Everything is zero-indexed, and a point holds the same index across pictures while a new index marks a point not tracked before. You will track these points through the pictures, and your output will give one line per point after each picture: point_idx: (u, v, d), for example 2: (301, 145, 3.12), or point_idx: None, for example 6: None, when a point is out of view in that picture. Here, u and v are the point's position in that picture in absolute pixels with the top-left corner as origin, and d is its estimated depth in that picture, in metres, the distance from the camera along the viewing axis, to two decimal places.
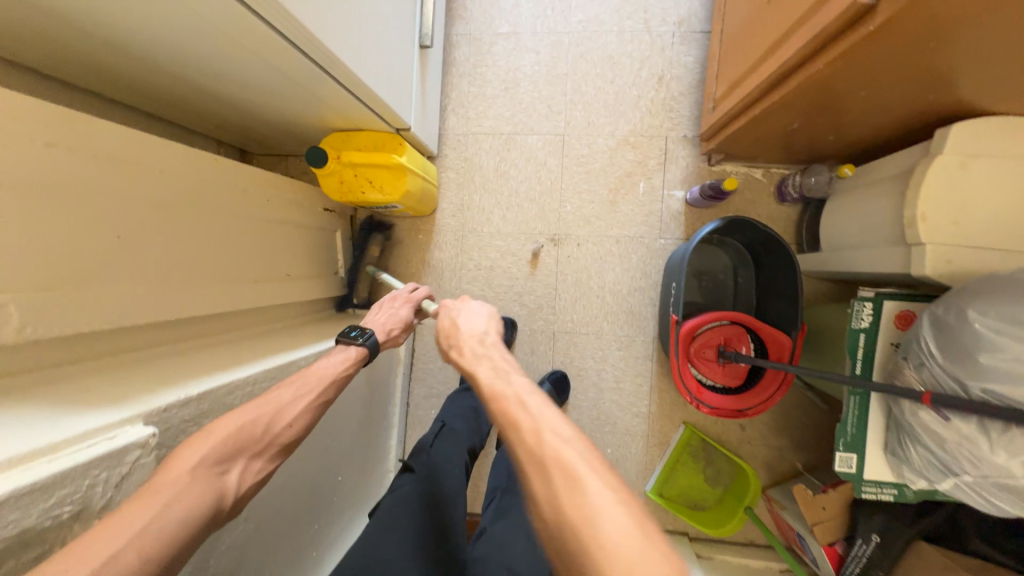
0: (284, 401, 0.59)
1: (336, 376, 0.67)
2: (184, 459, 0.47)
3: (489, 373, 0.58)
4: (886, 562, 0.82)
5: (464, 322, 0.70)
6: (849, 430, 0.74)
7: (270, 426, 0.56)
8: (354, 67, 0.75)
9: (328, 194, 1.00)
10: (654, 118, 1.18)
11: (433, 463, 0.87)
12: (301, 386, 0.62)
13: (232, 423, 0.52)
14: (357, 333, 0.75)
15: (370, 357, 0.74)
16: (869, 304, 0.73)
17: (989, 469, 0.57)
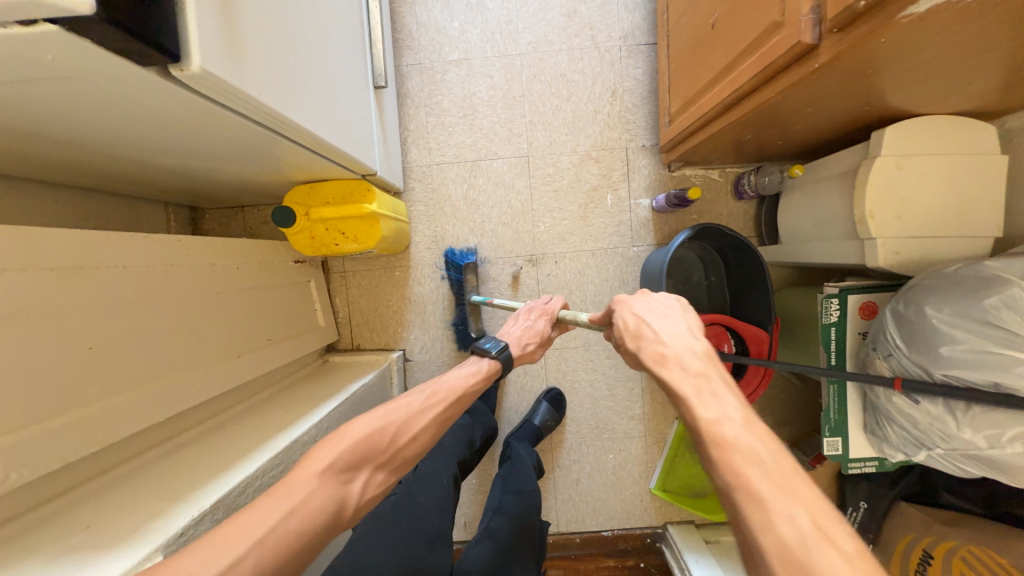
0: (410, 411, 0.64)
1: (468, 387, 0.73)
2: (315, 462, 0.54)
3: (704, 399, 0.46)
4: (875, 524, 0.92)
5: (653, 323, 0.57)
6: (832, 416, 0.82)
7: (396, 439, 0.61)
8: (321, 132, 0.73)
9: (299, 250, 0.96)
10: (613, 131, 1.22)
11: (421, 479, 0.80)
12: (433, 394, 0.68)
13: (364, 433, 0.58)
14: (491, 346, 0.80)
15: (500, 371, 0.79)
16: (836, 300, 0.79)
17: (958, 443, 0.64)
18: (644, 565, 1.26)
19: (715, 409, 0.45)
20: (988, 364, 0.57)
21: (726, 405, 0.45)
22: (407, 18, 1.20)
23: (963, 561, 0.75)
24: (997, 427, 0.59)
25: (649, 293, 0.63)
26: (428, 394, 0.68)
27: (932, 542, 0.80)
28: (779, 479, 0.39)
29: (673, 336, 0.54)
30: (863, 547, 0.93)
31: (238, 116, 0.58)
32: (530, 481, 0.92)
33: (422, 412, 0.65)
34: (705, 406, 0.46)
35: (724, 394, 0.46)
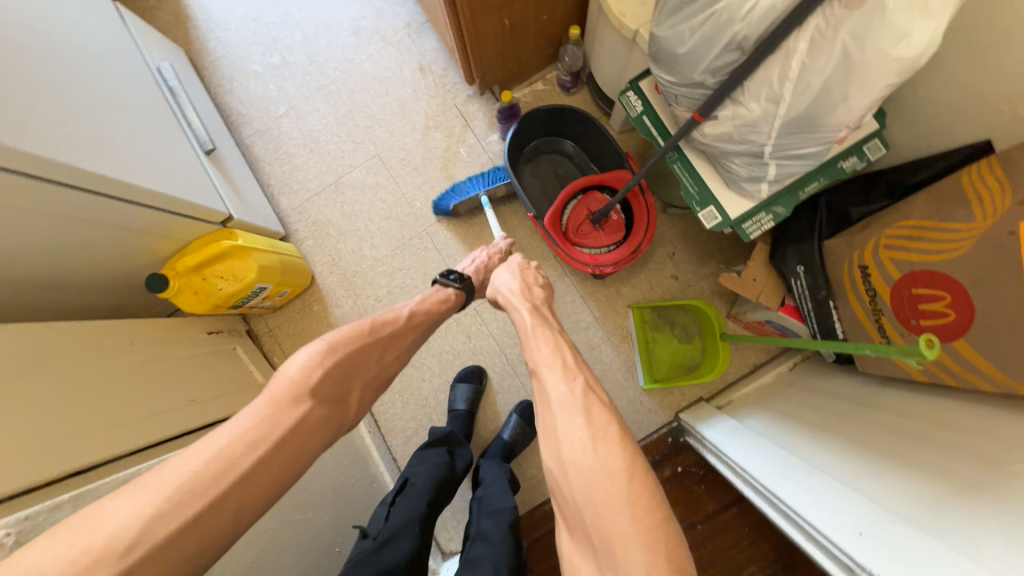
0: (392, 327, 0.72)
1: (434, 316, 0.80)
2: (298, 367, 0.59)
3: (544, 348, 0.62)
4: (820, 281, 0.84)
5: (507, 280, 0.79)
6: (693, 190, 0.80)
7: (379, 351, 0.69)
8: (123, 176, 0.82)
9: (191, 311, 1.03)
10: (437, 97, 1.32)
11: (397, 525, 0.79)
12: (410, 321, 0.75)
13: (350, 336, 0.66)
14: (453, 277, 0.86)
15: (463, 298, 0.86)
16: (631, 92, 0.82)
17: (765, 126, 0.63)
18: (681, 469, 1.15)
19: (560, 388, 0.56)
20: (712, 36, 0.58)
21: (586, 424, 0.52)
22: (232, 101, 1.36)
23: (888, 247, 0.71)
24: (767, 85, 0.59)
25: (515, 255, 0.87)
26: (411, 314, 0.76)
27: (860, 254, 0.75)
28: (599, 475, 0.48)
29: (544, 349, 0.62)
30: (825, 310, 0.84)
31: (30, 179, 0.69)
32: (507, 498, 0.88)
33: (403, 333, 0.74)
34: (556, 409, 0.54)
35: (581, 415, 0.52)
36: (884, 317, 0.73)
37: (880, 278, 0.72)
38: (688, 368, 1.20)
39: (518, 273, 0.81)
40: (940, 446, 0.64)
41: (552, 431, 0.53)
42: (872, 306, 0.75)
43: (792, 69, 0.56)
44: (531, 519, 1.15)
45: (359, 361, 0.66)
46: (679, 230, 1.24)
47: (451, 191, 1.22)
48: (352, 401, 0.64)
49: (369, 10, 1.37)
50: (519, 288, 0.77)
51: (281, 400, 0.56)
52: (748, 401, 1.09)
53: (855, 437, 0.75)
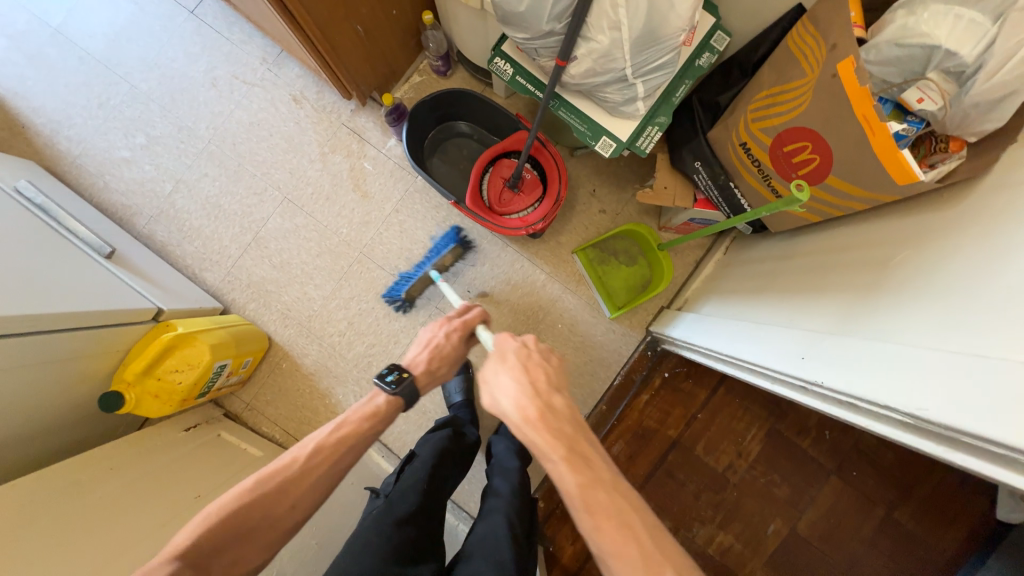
0: (286, 480, 0.62)
1: (360, 434, 0.68)
2: (174, 547, 0.56)
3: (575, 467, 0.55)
4: (717, 167, 0.94)
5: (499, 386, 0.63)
6: (583, 128, 0.86)
7: (275, 505, 0.62)
8: (29, 309, 0.78)
9: (159, 415, 1.00)
10: (322, 121, 1.30)
11: (406, 488, 0.79)
12: (320, 457, 0.65)
13: (233, 507, 0.60)
14: (390, 377, 0.73)
15: (403, 402, 0.73)
16: (498, 58, 0.86)
17: (618, 52, 0.70)
18: (667, 373, 1.28)
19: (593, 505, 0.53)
20: None
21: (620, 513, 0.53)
22: (111, 197, 1.28)
23: (756, 120, 0.80)
24: (604, 16, 0.66)
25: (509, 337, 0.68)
26: (318, 448, 0.65)
27: (738, 134, 0.85)
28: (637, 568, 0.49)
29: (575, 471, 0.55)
30: (729, 191, 0.94)
31: None
32: (514, 457, 0.92)
33: (304, 477, 0.64)
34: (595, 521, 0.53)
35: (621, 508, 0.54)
36: (772, 180, 0.84)
37: (758, 149, 0.82)
38: (643, 286, 1.30)
39: (502, 359, 0.66)
40: (839, 264, 0.77)
41: (593, 540, 0.53)
42: (761, 174, 0.85)
43: None
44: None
45: (253, 524, 0.60)
46: (591, 168, 1.31)
47: (401, 278, 1.28)
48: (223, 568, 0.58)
49: (218, 58, 1.31)
50: (518, 390, 0.61)
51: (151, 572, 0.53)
52: (700, 294, 1.20)
53: (783, 284, 0.87)
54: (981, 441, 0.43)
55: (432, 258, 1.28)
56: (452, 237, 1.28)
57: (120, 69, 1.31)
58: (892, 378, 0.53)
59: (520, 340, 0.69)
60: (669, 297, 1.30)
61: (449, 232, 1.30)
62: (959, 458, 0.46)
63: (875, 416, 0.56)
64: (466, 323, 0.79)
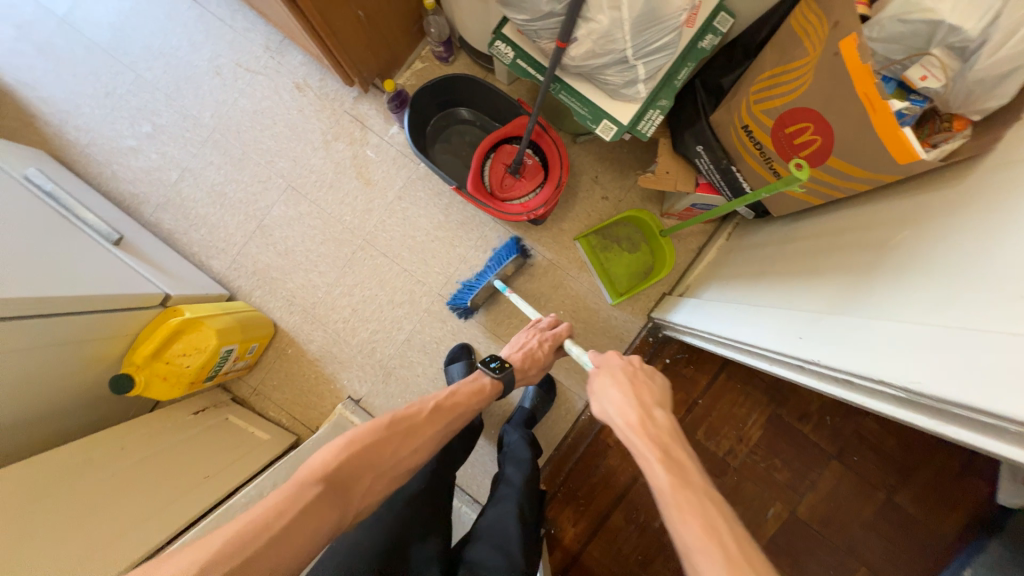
0: (412, 423, 0.70)
1: (463, 405, 0.79)
2: (318, 465, 0.60)
3: (669, 466, 0.55)
4: (719, 151, 0.93)
5: (608, 396, 0.68)
6: (584, 112, 0.86)
7: (399, 447, 0.68)
8: (35, 293, 0.79)
9: (168, 398, 1.02)
10: (325, 109, 1.30)
11: (415, 467, 0.79)
12: (438, 420, 0.74)
13: (370, 437, 0.65)
14: (495, 362, 0.86)
15: (501, 389, 0.85)
16: (498, 41, 0.85)
17: (618, 33, 0.70)
18: (669, 358, 1.28)
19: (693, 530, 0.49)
20: None
21: (698, 500, 0.52)
22: (119, 185, 1.29)
23: (758, 101, 0.80)
24: None
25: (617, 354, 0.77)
26: (435, 405, 0.74)
27: (740, 116, 0.85)
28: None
29: (669, 473, 0.54)
30: (730, 175, 0.94)
31: None
32: (526, 450, 0.93)
33: (423, 429, 0.71)
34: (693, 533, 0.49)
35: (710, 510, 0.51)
36: (774, 163, 0.83)
37: (760, 131, 0.82)
38: (646, 273, 1.30)
39: (631, 388, 0.68)
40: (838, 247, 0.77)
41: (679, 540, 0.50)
42: (763, 157, 0.85)
43: None
44: (561, 454, 1.25)
45: (376, 461, 0.65)
46: (594, 154, 1.31)
47: (464, 287, 1.25)
48: (360, 489, 0.62)
49: (221, 46, 1.31)
50: (623, 401, 0.66)
51: (301, 483, 0.58)
52: (702, 280, 1.20)
53: (783, 268, 0.88)
54: (971, 412, 0.43)
55: (494, 269, 1.24)
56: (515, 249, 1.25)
57: (125, 58, 1.32)
58: (882, 355, 0.54)
59: (643, 366, 0.74)
60: (671, 283, 1.30)
61: (512, 242, 1.28)
62: (950, 431, 0.46)
63: (870, 393, 0.56)
64: (557, 338, 0.90)
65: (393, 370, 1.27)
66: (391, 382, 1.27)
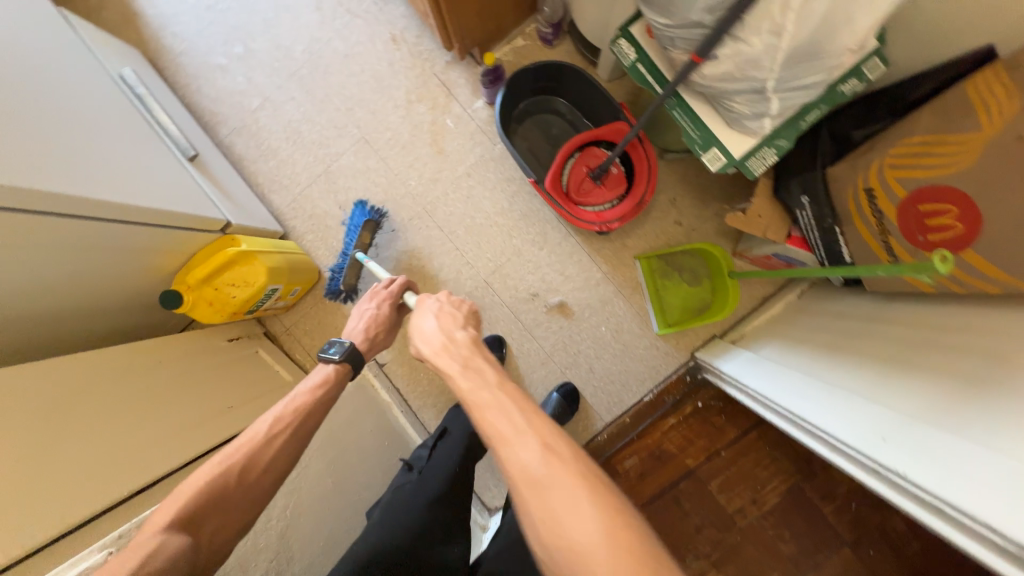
0: (255, 447, 0.64)
1: (308, 405, 0.71)
2: (150, 525, 0.53)
3: (502, 424, 0.50)
4: (826, 208, 0.85)
5: (429, 329, 0.66)
6: (695, 135, 0.80)
7: (246, 473, 0.61)
8: (104, 194, 0.80)
9: (209, 322, 1.03)
10: (415, 68, 1.27)
11: (438, 465, 0.81)
12: (279, 425, 0.67)
13: (205, 479, 0.58)
14: (333, 347, 0.80)
15: (349, 369, 0.80)
16: (622, 39, 0.79)
17: (767, 60, 0.62)
18: (701, 403, 1.22)
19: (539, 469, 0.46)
20: None
21: (523, 435, 0.49)
22: (201, 101, 1.30)
23: (896, 167, 0.71)
24: (767, 18, 0.58)
25: (433, 297, 0.73)
26: (274, 422, 0.67)
27: (866, 177, 0.76)
28: None
29: (502, 425, 0.50)
30: (831, 237, 0.86)
31: (29, 214, 0.70)
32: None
33: (270, 443, 0.65)
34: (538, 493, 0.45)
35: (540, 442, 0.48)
36: (892, 238, 0.75)
37: (887, 200, 0.73)
38: (700, 311, 1.23)
39: (443, 321, 0.67)
40: (938, 346, 0.69)
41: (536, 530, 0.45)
42: (880, 227, 0.76)
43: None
44: None
45: (230, 490, 0.60)
46: (677, 175, 1.23)
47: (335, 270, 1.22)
48: (209, 529, 0.57)
49: None
50: (444, 345, 0.62)
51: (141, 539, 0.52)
52: (760, 333, 1.13)
53: (862, 351, 0.81)
54: None
55: (350, 238, 1.20)
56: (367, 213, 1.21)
57: None
58: (967, 482, 0.49)
59: (460, 299, 0.73)
60: (724, 327, 1.23)
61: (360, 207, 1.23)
62: None
63: (957, 527, 0.49)
64: (396, 295, 0.88)
65: None
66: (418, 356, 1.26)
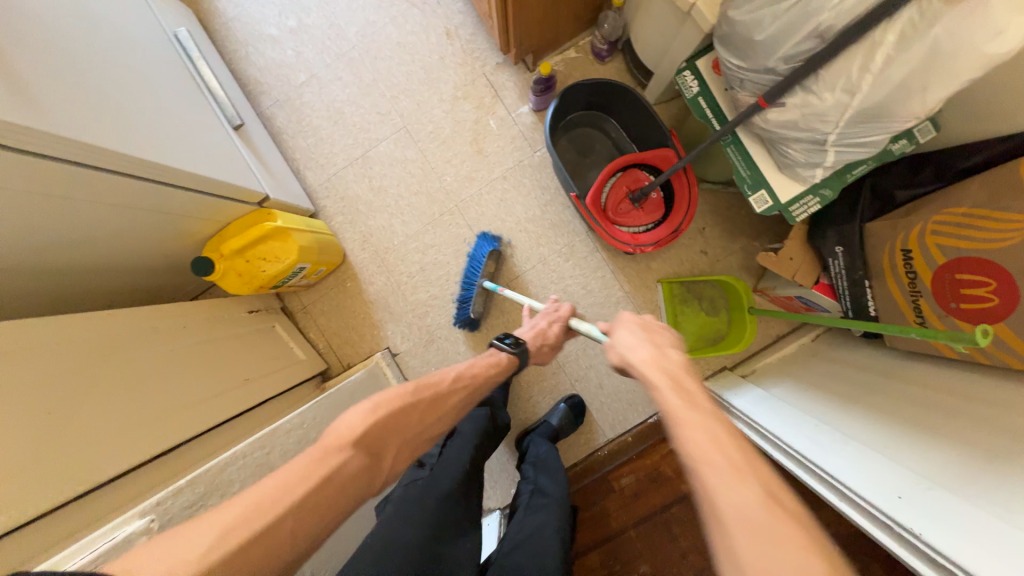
0: (435, 392, 0.66)
1: (483, 375, 0.75)
2: (348, 432, 0.54)
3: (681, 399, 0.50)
4: (859, 261, 0.87)
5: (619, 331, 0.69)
6: (745, 174, 0.82)
7: (426, 414, 0.63)
8: (162, 158, 0.78)
9: (235, 293, 1.03)
10: (465, 65, 1.27)
11: (448, 462, 0.83)
12: (459, 380, 0.71)
13: (399, 401, 0.61)
14: (508, 338, 0.84)
15: (517, 363, 0.82)
16: (688, 72, 0.81)
17: (834, 115, 0.64)
18: None
19: (696, 431, 0.45)
20: (796, 23, 0.57)
21: (693, 409, 0.48)
22: (248, 69, 1.30)
23: (936, 233, 0.74)
24: (844, 76, 0.59)
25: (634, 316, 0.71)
26: (460, 374, 0.72)
27: (904, 238, 0.79)
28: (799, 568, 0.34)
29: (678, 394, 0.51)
30: (860, 289, 0.88)
31: (100, 171, 0.69)
32: (557, 461, 0.97)
33: (448, 395, 0.68)
34: (704, 458, 0.43)
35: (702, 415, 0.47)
36: (922, 300, 0.78)
37: (923, 263, 0.76)
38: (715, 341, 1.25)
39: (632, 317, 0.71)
40: (969, 417, 0.70)
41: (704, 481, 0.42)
42: (911, 288, 0.79)
43: (873, 61, 0.56)
44: None
45: (398, 426, 0.59)
46: (710, 205, 1.25)
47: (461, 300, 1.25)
48: (388, 458, 0.57)
49: None
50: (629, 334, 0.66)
51: (325, 452, 0.52)
52: (772, 371, 1.14)
53: (886, 406, 0.82)
54: None
55: (474, 271, 1.23)
56: (493, 243, 1.23)
57: None
58: (971, 539, 0.52)
59: (658, 321, 0.70)
60: (735, 360, 1.24)
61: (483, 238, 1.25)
62: None
63: None
64: (567, 319, 0.89)
65: (437, 339, 1.27)
66: (431, 350, 1.27)
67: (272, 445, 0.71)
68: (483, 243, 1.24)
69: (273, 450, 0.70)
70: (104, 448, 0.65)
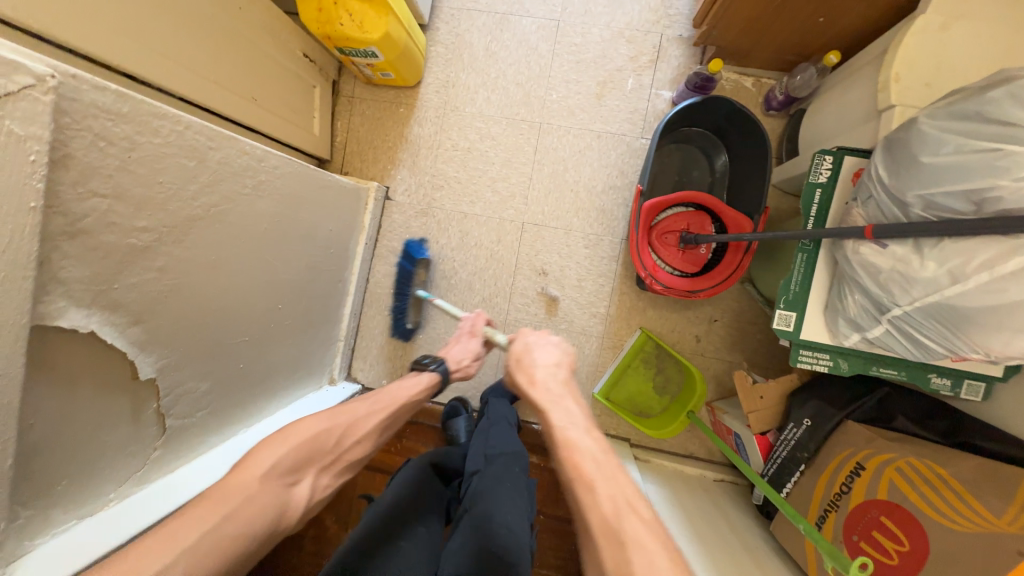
0: (355, 419, 0.69)
1: (406, 402, 0.76)
2: (254, 466, 0.58)
3: (602, 475, 0.51)
4: (813, 444, 0.80)
5: (537, 355, 0.69)
6: (792, 287, 0.74)
7: (341, 440, 0.67)
8: None
9: (306, 23, 0.95)
10: (652, 13, 1.16)
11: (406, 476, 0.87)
12: (376, 403, 0.73)
13: (310, 435, 0.64)
14: (430, 361, 0.83)
15: (439, 385, 0.81)
16: (830, 156, 0.71)
17: (917, 289, 0.56)
18: None
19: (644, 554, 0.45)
20: (972, 169, 0.49)
21: (603, 482, 0.51)
22: None
23: (898, 471, 0.67)
24: (961, 257, 0.51)
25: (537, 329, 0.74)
26: (376, 401, 0.74)
27: (869, 454, 0.71)
28: None
29: (604, 484, 0.51)
30: (792, 465, 0.82)
31: None
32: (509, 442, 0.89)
33: (356, 428, 0.69)
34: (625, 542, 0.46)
35: (620, 490, 0.50)
36: (832, 513, 0.73)
37: (863, 487, 0.70)
38: (641, 413, 1.18)
39: (532, 364, 0.68)
40: None
41: None
42: (834, 497, 0.74)
43: (1004, 263, 0.47)
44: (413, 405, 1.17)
45: (321, 453, 0.64)
46: (737, 306, 1.17)
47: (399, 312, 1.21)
48: (306, 481, 0.62)
49: None
50: (542, 371, 0.66)
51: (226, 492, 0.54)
52: (662, 473, 1.09)
53: None
54: None
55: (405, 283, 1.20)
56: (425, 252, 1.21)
57: None
58: None
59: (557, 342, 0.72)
60: (641, 441, 1.19)
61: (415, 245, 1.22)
62: None
63: None
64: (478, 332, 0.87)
65: (431, 215, 1.23)
66: (418, 219, 1.24)
67: (218, 145, 0.67)
68: (411, 249, 1.21)
69: (214, 149, 0.66)
70: (93, 16, 0.59)
